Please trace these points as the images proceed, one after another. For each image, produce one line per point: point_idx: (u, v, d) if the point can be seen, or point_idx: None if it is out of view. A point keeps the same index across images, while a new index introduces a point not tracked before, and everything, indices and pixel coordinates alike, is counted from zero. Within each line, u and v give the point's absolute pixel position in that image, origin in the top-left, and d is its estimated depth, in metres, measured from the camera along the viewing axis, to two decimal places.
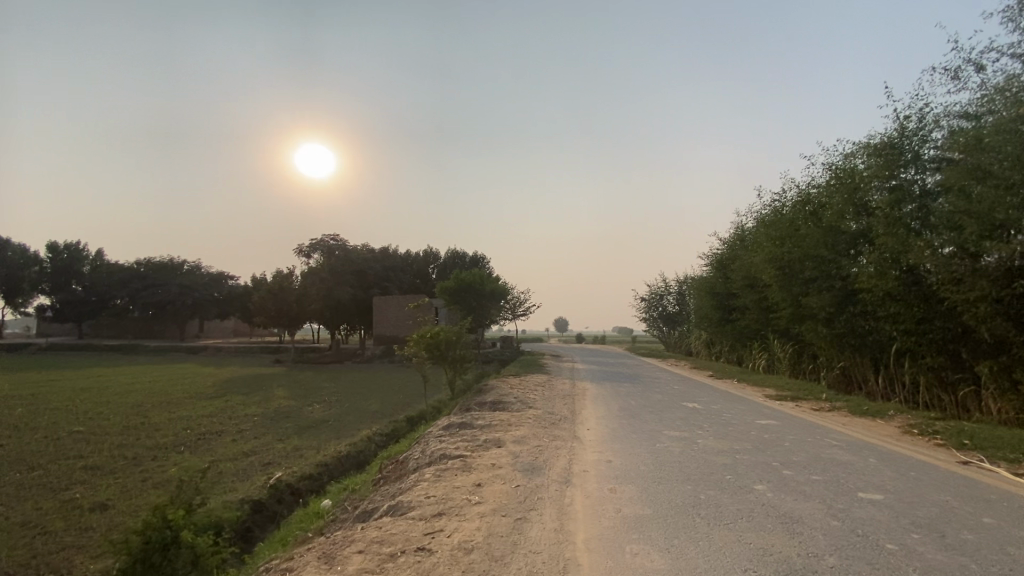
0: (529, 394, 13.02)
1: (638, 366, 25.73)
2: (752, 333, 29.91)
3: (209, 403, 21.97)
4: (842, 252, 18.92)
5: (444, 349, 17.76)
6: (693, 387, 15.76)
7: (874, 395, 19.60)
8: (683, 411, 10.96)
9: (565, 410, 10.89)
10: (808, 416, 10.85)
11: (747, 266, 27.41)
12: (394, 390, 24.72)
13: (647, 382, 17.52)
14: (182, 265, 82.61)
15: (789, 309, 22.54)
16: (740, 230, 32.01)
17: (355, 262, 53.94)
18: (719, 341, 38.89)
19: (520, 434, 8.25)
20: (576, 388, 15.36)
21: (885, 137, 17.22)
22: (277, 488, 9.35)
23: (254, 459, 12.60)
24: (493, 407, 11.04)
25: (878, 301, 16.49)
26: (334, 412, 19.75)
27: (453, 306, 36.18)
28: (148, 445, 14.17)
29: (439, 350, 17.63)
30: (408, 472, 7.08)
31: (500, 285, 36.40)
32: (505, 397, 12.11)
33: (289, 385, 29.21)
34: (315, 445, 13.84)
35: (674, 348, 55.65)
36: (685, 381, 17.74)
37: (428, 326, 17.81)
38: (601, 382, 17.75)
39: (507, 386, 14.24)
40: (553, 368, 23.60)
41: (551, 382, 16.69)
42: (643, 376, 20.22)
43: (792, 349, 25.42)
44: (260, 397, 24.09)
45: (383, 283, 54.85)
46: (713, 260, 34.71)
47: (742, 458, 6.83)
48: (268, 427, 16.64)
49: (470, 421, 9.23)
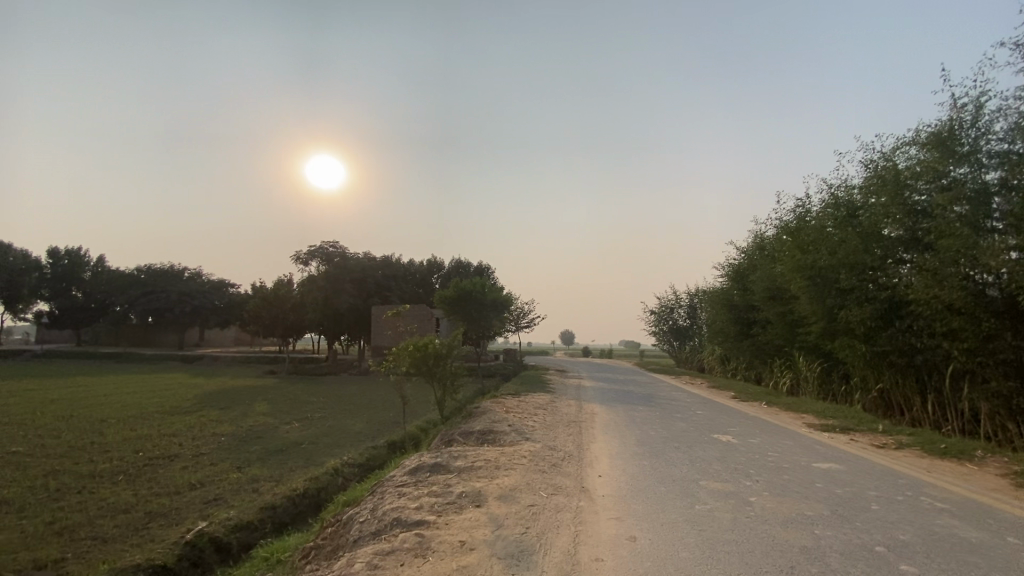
0: (528, 420, 10.91)
1: (652, 384, 23.41)
2: (774, 349, 27.56)
3: (179, 419, 19.98)
4: (887, 259, 16.80)
5: (433, 364, 15.65)
6: (720, 412, 13.55)
7: (921, 423, 17.32)
8: (716, 446, 8.82)
9: (568, 444, 8.79)
10: (874, 456, 8.67)
11: (770, 276, 25.26)
12: (384, 407, 22.57)
13: (665, 405, 15.29)
14: (183, 273, 81.15)
15: (821, 323, 20.31)
16: (760, 238, 29.89)
17: (355, 270, 52.25)
18: (735, 357, 36.46)
19: (508, 486, 6.14)
20: (583, 411, 13.20)
21: (935, 129, 15.25)
22: (195, 546, 7.32)
23: (198, 494, 10.56)
24: (481, 439, 8.96)
25: (935, 314, 14.31)
26: (311, 433, 17.67)
27: (453, 316, 34.17)
28: (83, 473, 12.18)
29: (427, 366, 15.52)
30: (343, 548, 4.99)
31: (503, 295, 34.33)
32: (497, 425, 10.02)
33: (275, 399, 27.17)
34: (276, 476, 11.77)
35: (686, 364, 53.21)
36: (708, 404, 15.51)
37: (416, 337, 15.74)
38: (611, 404, 15.58)
39: (503, 409, 12.14)
40: (558, 385, 21.46)
41: (554, 403, 14.54)
42: (659, 397, 17.97)
43: (821, 367, 23.14)
44: (239, 412, 22.07)
45: (384, 293, 52.97)
46: (730, 270, 32.52)
47: (826, 537, 4.69)
48: (232, 451, 14.59)
49: (446, 462, 7.15)
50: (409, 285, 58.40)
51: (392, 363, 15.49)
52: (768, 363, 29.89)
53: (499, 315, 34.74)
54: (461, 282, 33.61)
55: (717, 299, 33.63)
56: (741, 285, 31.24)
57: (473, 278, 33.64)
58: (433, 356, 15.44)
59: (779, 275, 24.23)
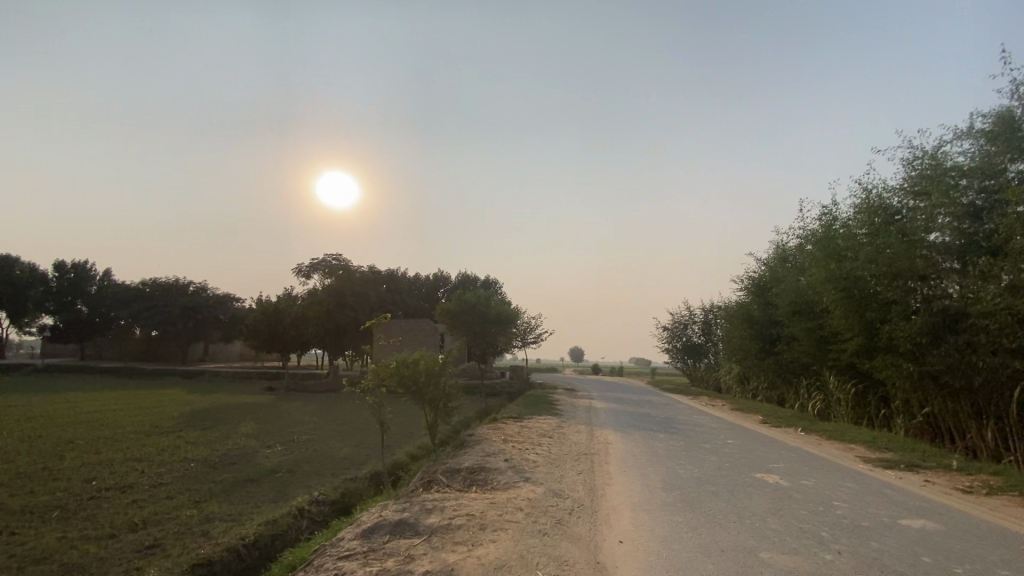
0: (529, 452, 9.17)
1: (669, 406, 21.45)
2: (800, 368, 25.52)
3: (154, 441, 18.36)
4: (939, 265, 14.98)
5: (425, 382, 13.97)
6: (753, 442, 11.67)
7: (980, 453, 15.26)
8: (763, 491, 7.03)
9: (576, 487, 7.04)
10: (967, 506, 6.82)
11: (796, 289, 23.37)
12: (377, 429, 20.86)
13: (688, 432, 13.41)
14: (188, 287, 80.36)
15: (858, 339, 18.41)
16: (781, 250, 28.09)
17: (358, 283, 50.98)
18: (755, 376, 34.27)
19: (492, 562, 4.39)
20: (594, 440, 11.43)
21: (994, 119, 13.60)
22: None
23: (136, 540, 8.87)
24: (468, 479, 7.24)
25: (1006, 327, 12.43)
26: (291, 459, 15.95)
27: (457, 331, 32.49)
28: (14, 508, 10.58)
29: (417, 386, 13.78)
30: None
31: (510, 309, 32.60)
32: (490, 459, 8.29)
33: (266, 418, 25.54)
34: (235, 516, 10.12)
35: (701, 382, 50.95)
36: (737, 431, 13.61)
37: (406, 352, 14.07)
38: (626, 430, 13.74)
39: (500, 437, 10.39)
40: (567, 406, 19.60)
41: (561, 429, 12.75)
42: (680, 422, 16.09)
43: (855, 389, 21.09)
44: (221, 434, 20.43)
45: (387, 307, 51.47)
46: (749, 284, 30.63)
47: None
48: (196, 481, 12.91)
49: (416, 518, 5.41)
50: (414, 300, 56.87)
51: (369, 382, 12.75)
52: (793, 383, 27.77)
53: (505, 330, 32.98)
54: (464, 295, 31.97)
55: (736, 314, 31.68)
56: (763, 300, 29.33)
57: (478, 291, 32.01)
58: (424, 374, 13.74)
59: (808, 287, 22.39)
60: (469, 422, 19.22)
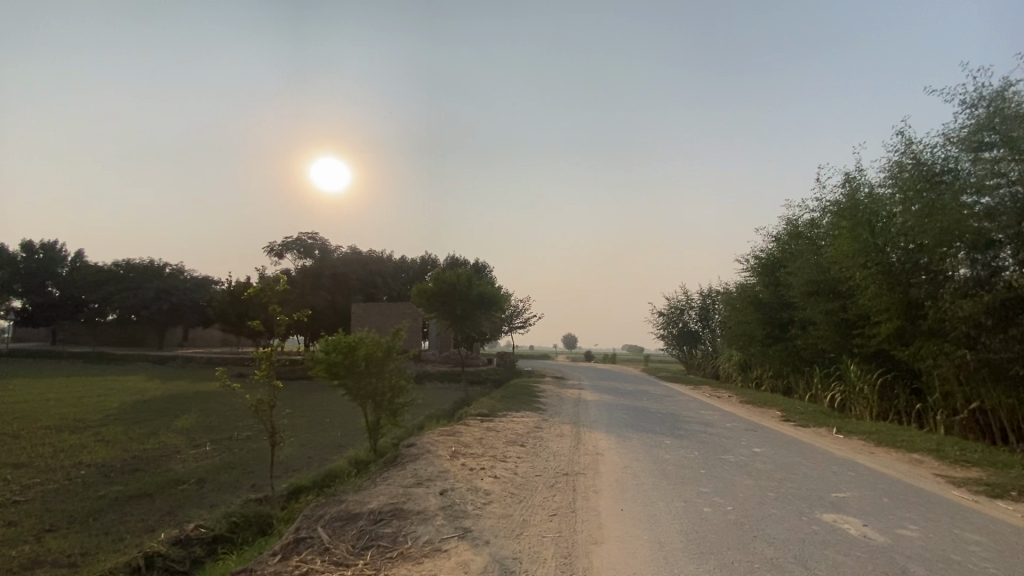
0: (483, 475, 6.30)
1: (669, 398, 18.71)
2: (814, 355, 22.86)
3: (58, 441, 15.37)
4: None
5: (359, 371, 12.12)
6: (788, 451, 8.93)
7: None
8: (854, 561, 4.23)
9: (544, 555, 4.22)
10: None
11: (816, 265, 20.69)
12: (332, 424, 18.11)
13: (699, 433, 10.71)
14: (164, 269, 76.65)
15: (897, 321, 15.73)
16: (793, 225, 25.43)
17: (335, 264, 47.40)
18: (760, 363, 31.73)
19: None
20: (580, 447, 8.65)
21: None
22: None
23: None
24: (364, 537, 4.41)
25: None
26: (213, 462, 13.16)
27: (434, 312, 29.59)
28: None
29: (353, 373, 12.11)
30: None
31: (493, 289, 29.58)
32: (419, 492, 5.44)
33: (214, 410, 22.65)
34: (75, 559, 7.27)
35: (698, 370, 48.48)
36: (760, 433, 10.91)
37: (339, 337, 12.12)
38: (623, 428, 11.01)
39: (451, 447, 7.54)
40: (553, 399, 16.81)
41: (540, 432, 9.97)
42: (685, 418, 13.38)
43: (881, 380, 18.47)
44: (148, 429, 17.49)
45: (368, 289, 48.46)
46: (756, 263, 27.95)
47: None
48: (67, 499, 10.01)
49: None
50: (398, 282, 53.81)
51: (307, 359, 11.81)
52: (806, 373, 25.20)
53: (489, 312, 30.00)
54: (443, 273, 28.97)
55: (741, 296, 28.99)
56: (775, 279, 26.51)
57: (459, 269, 29.01)
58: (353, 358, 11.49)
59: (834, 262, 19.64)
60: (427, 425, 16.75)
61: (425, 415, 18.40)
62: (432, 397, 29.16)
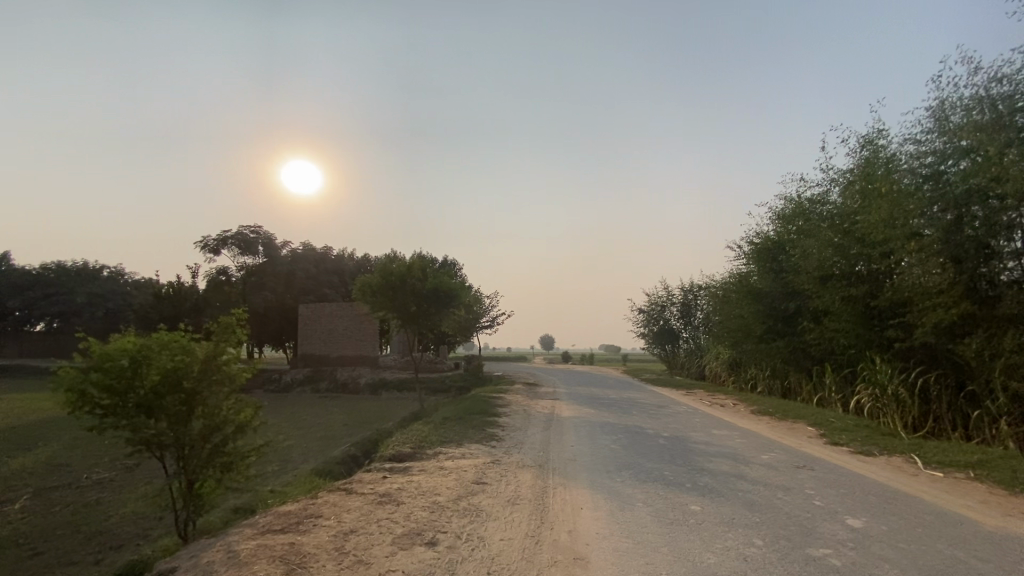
0: None
1: (664, 409, 14.88)
2: (827, 351, 19.50)
3: None
4: None
5: (158, 404, 7.64)
6: (907, 526, 5.11)
7: None
8: None
9: None
10: None
11: (834, 242, 17.30)
12: None
13: (731, 479, 6.88)
14: (102, 272, 69.22)
15: (963, 304, 12.46)
16: (796, 202, 22.15)
17: (281, 261, 42.22)
18: (754, 361, 28.41)
19: None
20: (539, 541, 4.58)
21: None
22: None
23: None
24: None
25: None
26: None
27: (381, 310, 25.20)
28: None
29: (151, 409, 7.61)
30: None
31: (450, 281, 25.32)
32: None
33: (89, 438, 17.64)
34: None
35: (681, 370, 45.17)
36: (822, 474, 7.13)
37: (126, 347, 7.42)
38: (614, 473, 7.06)
39: None
40: (516, 417, 12.77)
41: (475, 496, 5.85)
42: (696, 444, 9.54)
43: (918, 380, 15.14)
44: None
45: (321, 289, 43.61)
46: (752, 248, 24.51)
47: None
48: None
49: None
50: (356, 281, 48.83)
51: (72, 387, 7.34)
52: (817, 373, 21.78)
53: (447, 308, 25.72)
54: (390, 264, 24.67)
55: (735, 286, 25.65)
56: (776, 264, 23.18)
57: (408, 259, 24.75)
58: (132, 377, 7.48)
59: (861, 237, 16.38)
60: (349, 458, 12.53)
61: (349, 446, 14.09)
62: (382, 412, 24.84)
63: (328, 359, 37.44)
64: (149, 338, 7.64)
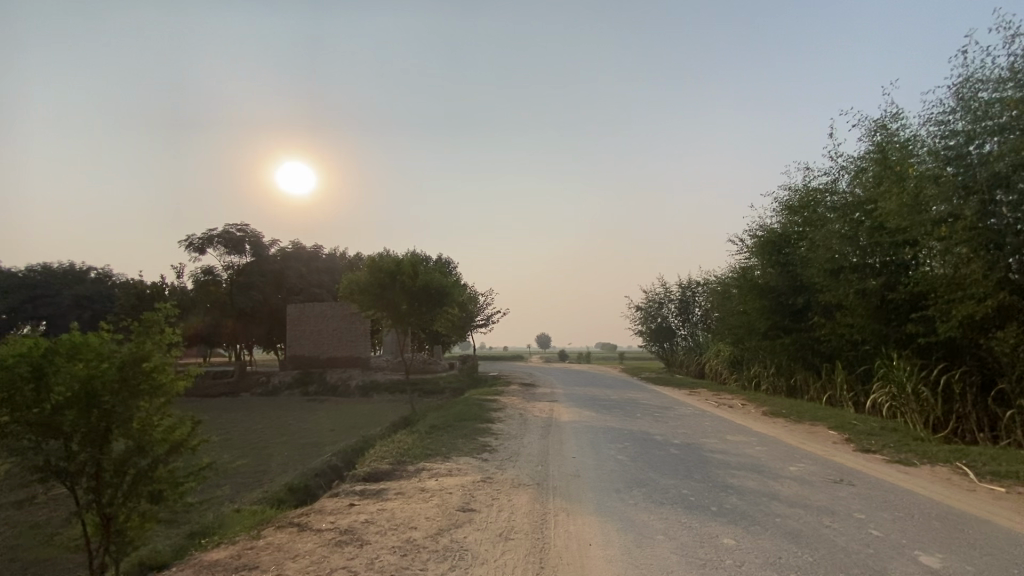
0: None
1: (670, 412, 13.88)
2: (839, 347, 18.59)
3: None
4: None
5: (59, 419, 6.47)
6: (997, 566, 4.10)
7: None
8: None
9: None
10: None
11: (850, 232, 16.34)
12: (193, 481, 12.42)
13: (763, 498, 5.89)
14: (87, 273, 67.15)
15: (998, 295, 11.51)
16: (804, 192, 21.21)
17: (269, 260, 40.92)
18: (757, 358, 27.53)
19: None
20: None
21: None
22: None
23: None
24: None
25: None
26: None
27: (370, 309, 24.06)
28: None
29: (50, 424, 6.45)
30: None
31: (442, 278, 24.22)
32: None
33: None
34: None
35: (680, 369, 44.27)
36: (866, 491, 6.13)
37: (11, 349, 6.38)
38: (625, 492, 6.06)
39: None
40: (510, 423, 11.71)
41: (459, 529, 4.80)
42: (712, 453, 8.56)
43: (942, 377, 14.21)
44: None
45: (311, 289, 42.40)
46: (757, 241, 23.55)
47: None
48: None
49: None
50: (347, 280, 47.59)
51: None
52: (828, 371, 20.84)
53: (439, 307, 24.62)
54: (379, 261, 23.54)
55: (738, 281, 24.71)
56: (782, 257, 22.26)
57: (398, 255, 23.65)
58: (24, 387, 6.39)
59: (878, 225, 15.48)
60: (328, 470, 11.43)
61: (331, 456, 12.96)
62: (373, 415, 23.76)
63: (318, 361, 36.28)
64: (48, 340, 6.59)
